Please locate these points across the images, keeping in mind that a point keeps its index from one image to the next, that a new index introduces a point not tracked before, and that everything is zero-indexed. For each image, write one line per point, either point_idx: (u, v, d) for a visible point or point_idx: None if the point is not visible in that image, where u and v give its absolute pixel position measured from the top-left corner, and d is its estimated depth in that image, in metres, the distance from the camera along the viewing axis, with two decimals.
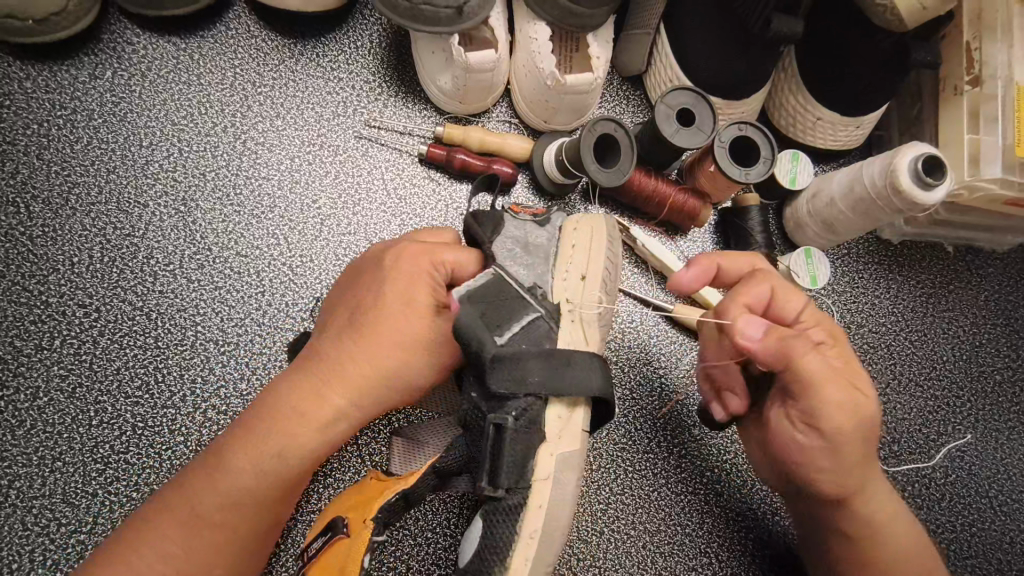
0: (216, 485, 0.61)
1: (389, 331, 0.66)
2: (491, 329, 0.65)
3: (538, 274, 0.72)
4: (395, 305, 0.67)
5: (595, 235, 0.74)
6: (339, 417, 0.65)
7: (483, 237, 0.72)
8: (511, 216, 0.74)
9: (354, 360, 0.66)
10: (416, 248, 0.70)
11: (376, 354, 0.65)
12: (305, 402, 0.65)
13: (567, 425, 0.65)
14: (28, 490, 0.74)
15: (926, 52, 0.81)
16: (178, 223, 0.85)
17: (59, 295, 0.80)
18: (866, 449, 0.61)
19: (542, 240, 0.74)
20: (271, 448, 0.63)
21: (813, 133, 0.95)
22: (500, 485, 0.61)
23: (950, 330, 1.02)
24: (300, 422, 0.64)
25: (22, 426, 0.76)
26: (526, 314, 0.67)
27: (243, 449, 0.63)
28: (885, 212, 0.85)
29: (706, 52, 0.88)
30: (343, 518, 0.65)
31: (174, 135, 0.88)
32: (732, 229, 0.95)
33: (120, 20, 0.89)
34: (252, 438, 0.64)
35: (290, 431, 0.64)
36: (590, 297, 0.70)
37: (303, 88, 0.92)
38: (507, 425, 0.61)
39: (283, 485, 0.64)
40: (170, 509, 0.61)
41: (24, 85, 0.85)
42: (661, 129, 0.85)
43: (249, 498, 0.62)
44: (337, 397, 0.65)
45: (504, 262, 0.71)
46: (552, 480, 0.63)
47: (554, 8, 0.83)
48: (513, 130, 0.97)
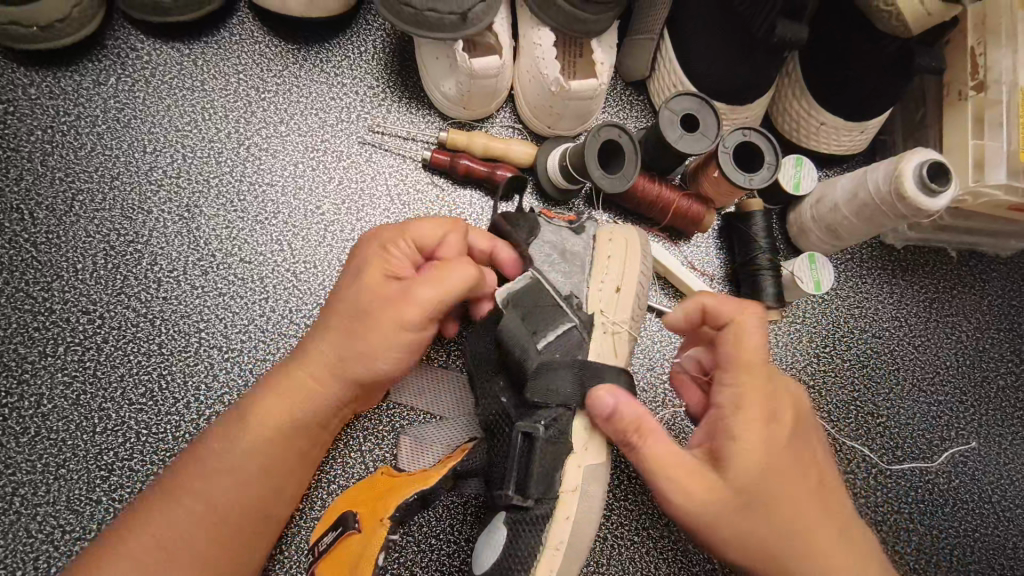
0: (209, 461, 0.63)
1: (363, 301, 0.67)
2: (528, 334, 0.68)
3: (574, 282, 0.75)
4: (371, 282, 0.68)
5: (628, 247, 0.77)
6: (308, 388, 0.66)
7: (520, 239, 0.74)
8: (547, 222, 0.77)
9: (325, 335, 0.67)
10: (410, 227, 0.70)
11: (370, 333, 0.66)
12: (277, 378, 0.67)
13: (592, 438, 0.66)
14: (33, 497, 0.74)
15: (930, 58, 0.81)
16: (182, 229, 0.85)
17: (64, 301, 0.80)
18: (763, 509, 0.58)
19: (579, 249, 0.77)
20: (242, 422, 0.65)
21: (817, 138, 0.95)
22: (530, 495, 0.62)
23: (954, 335, 1.02)
24: (271, 396, 0.66)
25: (27, 433, 0.76)
26: (561, 324, 0.70)
27: (223, 430, 0.65)
28: (890, 217, 0.84)
29: (711, 58, 0.88)
30: (355, 513, 0.66)
31: (178, 141, 0.88)
32: (737, 235, 0.95)
33: (124, 26, 0.89)
34: (229, 419, 0.66)
35: (261, 406, 0.65)
36: (622, 314, 0.73)
37: (306, 94, 0.92)
38: (538, 436, 0.63)
39: (253, 458, 0.64)
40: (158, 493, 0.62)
41: (29, 91, 0.85)
42: (665, 134, 0.85)
43: (222, 475, 0.63)
44: (304, 367, 0.66)
45: (541, 266, 0.74)
46: (580, 490, 0.64)
47: (559, 14, 0.83)
48: (518, 135, 0.97)
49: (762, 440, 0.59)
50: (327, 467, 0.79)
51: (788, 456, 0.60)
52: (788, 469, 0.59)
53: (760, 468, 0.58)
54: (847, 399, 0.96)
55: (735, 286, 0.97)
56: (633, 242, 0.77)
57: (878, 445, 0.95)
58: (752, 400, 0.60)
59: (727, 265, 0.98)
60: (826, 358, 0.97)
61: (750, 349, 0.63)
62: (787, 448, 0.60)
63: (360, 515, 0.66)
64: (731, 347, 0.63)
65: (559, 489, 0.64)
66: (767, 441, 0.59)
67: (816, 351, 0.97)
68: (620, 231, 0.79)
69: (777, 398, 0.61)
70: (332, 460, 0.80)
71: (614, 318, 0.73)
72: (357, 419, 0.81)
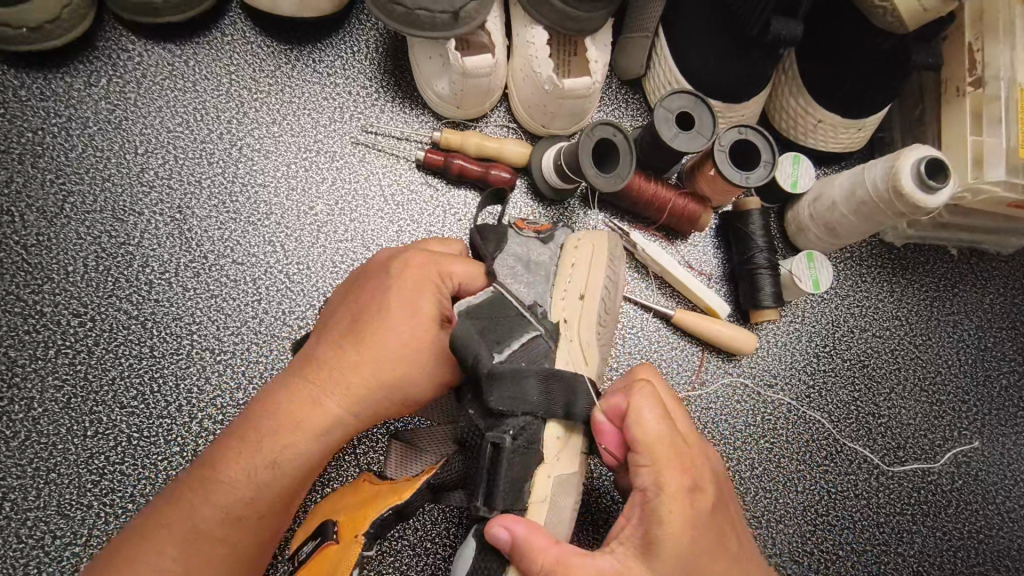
0: (206, 487, 0.61)
1: (406, 346, 0.66)
2: (491, 343, 0.67)
3: (539, 292, 0.74)
4: (406, 321, 0.66)
5: (596, 250, 0.77)
6: (346, 428, 0.65)
7: (488, 252, 0.74)
8: (516, 233, 0.77)
9: (364, 376, 0.65)
10: (417, 259, 0.70)
11: (369, 356, 0.65)
12: (302, 412, 0.64)
13: (563, 448, 0.67)
14: (23, 502, 0.73)
15: (927, 54, 0.80)
16: (174, 231, 0.84)
17: (54, 304, 0.80)
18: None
19: (544, 259, 0.77)
20: (273, 460, 0.62)
21: (814, 136, 0.94)
22: (496, 506, 0.61)
23: (955, 334, 1.01)
24: (298, 435, 0.63)
25: (16, 437, 0.75)
26: (525, 332, 0.69)
27: (242, 465, 0.62)
28: (888, 215, 0.84)
29: (705, 55, 0.87)
30: (335, 522, 0.66)
31: (170, 142, 0.87)
32: (734, 233, 0.94)
33: (115, 28, 0.89)
34: (240, 449, 0.63)
35: (294, 444, 0.63)
36: (586, 320, 0.73)
37: (299, 94, 0.92)
38: (505, 445, 0.61)
39: (276, 492, 0.63)
40: (179, 531, 0.60)
41: (19, 93, 0.84)
42: (660, 132, 0.84)
43: (253, 510, 0.62)
44: (341, 408, 0.65)
45: (505, 280, 0.73)
46: (548, 501, 0.64)
47: (551, 12, 0.82)
48: (512, 134, 0.96)
49: (683, 527, 0.55)
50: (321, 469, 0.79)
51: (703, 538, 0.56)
52: (705, 545, 0.56)
53: (687, 552, 0.55)
54: (847, 399, 0.95)
55: (732, 285, 0.96)
56: (600, 245, 0.78)
57: (879, 445, 0.94)
58: (673, 483, 0.56)
59: (724, 264, 0.97)
60: (825, 358, 0.96)
61: (667, 430, 0.58)
62: (705, 523, 0.57)
63: (339, 522, 0.66)
64: (645, 425, 0.58)
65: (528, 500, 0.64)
66: (691, 523, 0.55)
67: (815, 351, 0.96)
68: (591, 237, 0.79)
69: (695, 475, 0.58)
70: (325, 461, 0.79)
71: (578, 326, 0.72)
72: None
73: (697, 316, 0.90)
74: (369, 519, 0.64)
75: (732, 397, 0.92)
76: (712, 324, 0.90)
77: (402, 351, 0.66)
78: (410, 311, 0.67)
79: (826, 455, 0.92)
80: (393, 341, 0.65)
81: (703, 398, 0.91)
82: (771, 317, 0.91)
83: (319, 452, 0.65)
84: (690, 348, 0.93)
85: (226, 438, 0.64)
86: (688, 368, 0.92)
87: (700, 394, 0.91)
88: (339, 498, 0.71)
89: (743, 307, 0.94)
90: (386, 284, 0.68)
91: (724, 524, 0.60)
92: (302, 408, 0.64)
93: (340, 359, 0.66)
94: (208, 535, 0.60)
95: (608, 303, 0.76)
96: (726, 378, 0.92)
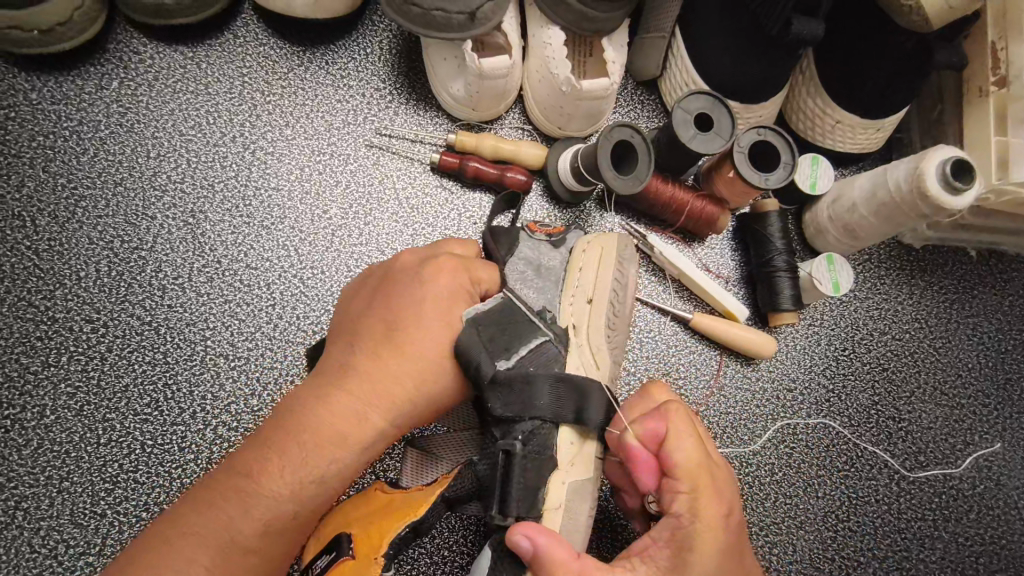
0: (242, 497, 0.58)
1: (442, 352, 0.65)
2: (499, 349, 0.65)
3: (548, 297, 0.75)
4: (440, 328, 0.65)
5: (604, 251, 0.76)
6: (381, 438, 0.63)
7: (499, 255, 0.75)
8: (528, 237, 0.77)
9: (403, 385, 0.63)
10: (447, 264, 0.69)
11: (408, 364, 0.63)
12: (340, 422, 0.61)
13: (578, 454, 0.66)
14: (36, 511, 0.72)
15: (950, 53, 0.79)
16: (187, 236, 0.83)
17: (66, 310, 0.79)
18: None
19: (554, 264, 0.77)
20: (312, 471, 0.59)
21: (833, 137, 0.93)
22: (510, 514, 0.61)
23: (975, 336, 0.99)
24: (336, 445, 0.60)
25: (29, 446, 0.74)
26: (534, 338, 0.68)
27: (279, 475, 0.58)
28: (911, 216, 0.82)
29: (724, 55, 0.86)
30: (348, 536, 0.64)
31: (182, 146, 0.86)
32: (751, 236, 0.93)
33: (126, 30, 0.88)
34: (277, 457, 0.59)
35: (333, 455, 0.60)
36: (594, 322, 0.72)
37: (312, 96, 0.91)
38: (516, 451, 0.62)
39: (312, 503, 0.60)
40: (211, 547, 0.56)
41: (29, 96, 0.83)
42: (679, 134, 0.83)
43: (287, 522, 0.59)
44: (380, 417, 0.62)
45: (513, 284, 0.74)
46: (563, 508, 0.63)
47: (568, 12, 0.81)
48: (527, 136, 0.95)
49: (712, 560, 0.54)
50: None
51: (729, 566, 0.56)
52: None
53: None
54: (867, 403, 0.94)
55: (750, 288, 0.95)
56: (609, 247, 0.76)
57: (899, 450, 0.93)
58: (707, 509, 0.56)
59: (741, 267, 0.96)
60: (844, 361, 0.95)
61: (700, 457, 0.59)
62: (732, 561, 0.56)
63: (354, 537, 0.64)
64: (681, 451, 0.59)
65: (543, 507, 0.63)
66: (719, 556, 0.55)
67: (833, 355, 0.95)
68: (599, 239, 0.78)
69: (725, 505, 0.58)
70: None
71: (586, 330, 0.72)
72: None
73: (715, 319, 0.89)
74: (388, 538, 0.63)
75: (751, 402, 0.90)
76: (729, 327, 0.88)
77: (437, 359, 0.64)
78: (446, 320, 0.66)
79: (846, 460, 0.91)
80: (429, 348, 0.64)
81: (721, 403, 0.90)
82: (790, 320, 0.90)
83: (356, 464, 0.62)
84: (708, 352, 0.92)
85: (257, 445, 0.60)
86: (706, 372, 0.91)
87: (718, 399, 0.90)
88: (351, 509, 0.69)
89: (760, 310, 0.93)
90: (418, 289, 0.67)
91: (744, 565, 0.59)
92: (340, 418, 0.61)
93: (376, 365, 0.63)
94: (242, 547, 0.57)
95: (620, 304, 0.74)
96: (745, 382, 0.91)
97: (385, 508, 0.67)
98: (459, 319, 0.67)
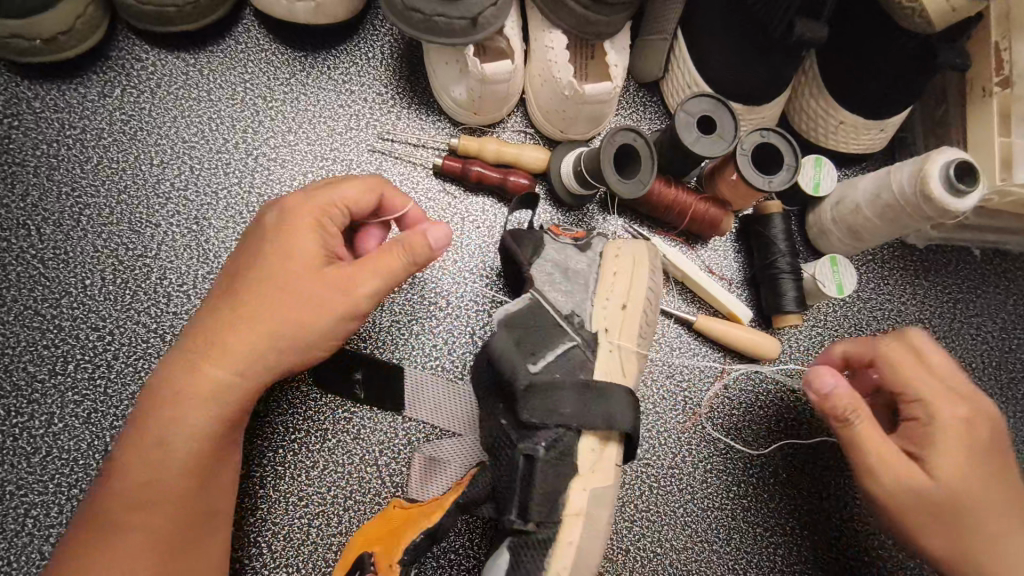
0: (119, 477, 0.60)
1: (284, 290, 0.61)
2: (526, 355, 0.67)
3: (577, 300, 0.73)
4: (283, 268, 0.62)
5: (636, 266, 0.76)
6: (238, 388, 0.62)
7: (522, 256, 0.74)
8: (552, 239, 0.77)
9: (253, 325, 0.61)
10: (285, 203, 0.65)
11: (255, 306, 0.61)
12: (198, 381, 0.61)
13: (600, 460, 0.67)
14: (45, 518, 0.73)
15: (955, 54, 0.79)
16: (191, 243, 0.84)
17: (72, 318, 0.79)
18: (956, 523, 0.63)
19: (581, 267, 0.76)
20: (164, 439, 0.60)
21: (836, 138, 0.93)
22: (531, 519, 0.63)
23: (979, 336, 1.00)
24: (187, 408, 0.61)
25: (37, 453, 0.75)
26: (563, 342, 0.70)
27: (138, 443, 0.61)
28: (914, 219, 0.82)
29: (727, 57, 0.86)
30: (370, 555, 0.65)
31: (185, 152, 0.86)
32: (755, 238, 0.93)
33: (128, 37, 0.88)
34: (140, 433, 0.61)
35: (184, 417, 0.61)
36: (626, 331, 0.73)
37: (315, 102, 0.91)
38: (538, 457, 0.63)
39: (185, 462, 0.61)
40: (96, 522, 0.60)
41: (33, 105, 0.84)
42: (682, 137, 0.83)
43: (154, 490, 0.60)
44: (228, 372, 0.61)
45: (543, 287, 0.73)
46: (586, 517, 0.65)
47: (570, 16, 0.81)
48: (529, 140, 0.95)
49: (960, 452, 0.63)
50: (344, 483, 0.78)
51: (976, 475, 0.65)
52: (978, 487, 0.63)
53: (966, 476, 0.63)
54: None
55: (754, 289, 0.95)
56: (640, 255, 0.77)
57: None
58: (947, 413, 0.65)
59: (744, 269, 0.96)
60: None
61: (952, 375, 0.67)
62: (978, 470, 0.63)
63: (375, 556, 0.65)
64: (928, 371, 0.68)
65: (562, 513, 0.64)
66: (965, 450, 0.64)
67: None
68: (628, 247, 0.78)
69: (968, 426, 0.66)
70: (347, 473, 0.78)
71: (619, 336, 0.72)
72: (371, 433, 0.80)
73: (721, 321, 0.89)
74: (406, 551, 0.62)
75: (756, 404, 0.91)
76: (733, 328, 0.88)
77: (283, 297, 0.61)
78: (289, 254, 0.62)
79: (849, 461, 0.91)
80: (271, 290, 0.61)
81: (726, 404, 0.90)
82: (794, 322, 0.90)
83: (213, 420, 0.61)
84: (713, 354, 0.92)
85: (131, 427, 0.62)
86: (711, 374, 0.91)
87: (723, 401, 0.90)
88: (371, 528, 0.69)
89: (764, 312, 0.93)
90: (260, 236, 0.65)
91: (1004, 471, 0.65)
92: (188, 382, 0.61)
93: (219, 317, 0.62)
94: (119, 523, 0.59)
95: (650, 308, 0.75)
96: (749, 384, 0.91)
97: (402, 524, 0.67)
98: (309, 250, 0.63)
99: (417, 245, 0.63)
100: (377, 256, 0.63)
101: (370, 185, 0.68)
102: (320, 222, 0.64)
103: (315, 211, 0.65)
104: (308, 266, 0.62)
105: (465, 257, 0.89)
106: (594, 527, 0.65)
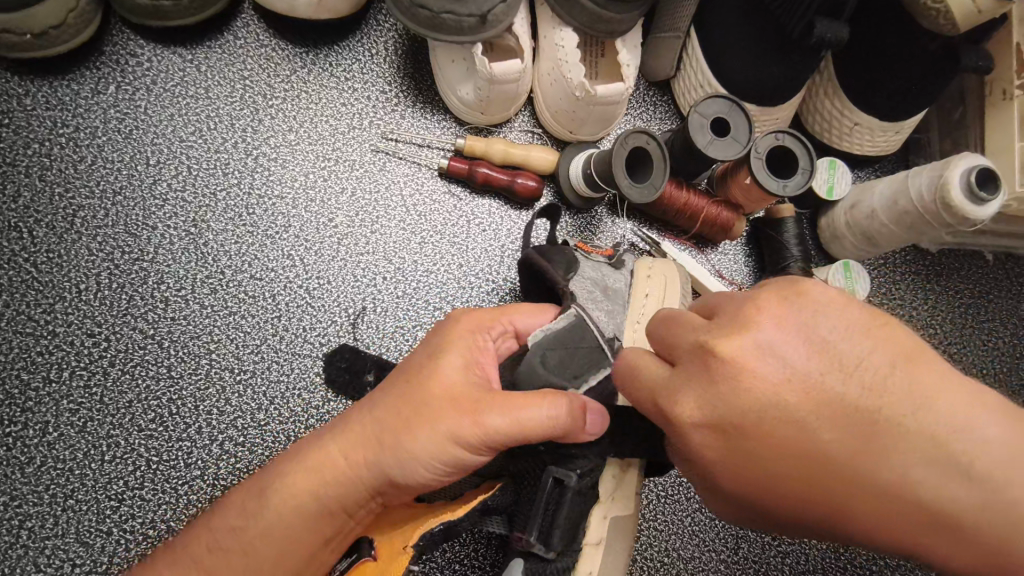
0: (212, 525, 0.58)
1: (414, 398, 0.57)
2: (567, 377, 0.65)
3: (616, 322, 0.73)
4: (422, 372, 0.58)
5: (667, 286, 0.75)
6: (342, 481, 0.57)
7: (556, 274, 0.71)
8: (585, 257, 0.76)
9: (373, 433, 0.57)
10: (461, 313, 0.64)
11: (382, 407, 0.58)
12: (309, 462, 0.58)
13: (619, 485, 0.68)
14: (41, 530, 0.71)
15: (977, 57, 0.77)
16: (189, 246, 0.81)
17: (66, 324, 0.77)
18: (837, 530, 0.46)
19: (619, 286, 0.75)
20: (262, 492, 0.58)
21: (851, 139, 0.91)
22: (553, 546, 0.61)
23: (991, 342, 0.98)
24: (292, 472, 0.58)
25: (32, 463, 0.72)
26: (601, 369, 0.66)
27: (240, 499, 0.59)
28: (932, 226, 0.81)
29: (742, 58, 0.83)
30: (371, 538, 0.63)
31: (182, 152, 0.83)
32: (766, 242, 0.92)
33: (123, 31, 0.85)
34: (248, 487, 0.60)
35: (286, 479, 0.58)
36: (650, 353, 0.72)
37: (316, 100, 0.88)
38: (569, 485, 0.62)
39: (268, 537, 0.56)
40: (177, 548, 0.59)
41: (24, 102, 0.81)
42: (695, 139, 0.80)
43: (234, 557, 0.56)
44: (339, 458, 0.58)
45: (584, 302, 0.72)
46: (602, 544, 0.65)
47: (582, 14, 0.78)
48: (537, 140, 0.92)
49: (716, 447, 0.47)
50: None
51: (816, 454, 0.44)
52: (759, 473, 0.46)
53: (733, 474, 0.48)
54: None
55: None
56: (673, 277, 0.76)
57: None
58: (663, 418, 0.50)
59: (755, 272, 0.95)
60: None
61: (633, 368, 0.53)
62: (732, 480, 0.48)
63: (377, 542, 0.62)
64: (645, 403, 0.52)
65: (583, 541, 0.64)
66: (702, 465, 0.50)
67: None
68: (661, 266, 0.77)
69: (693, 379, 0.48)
70: None
71: None
72: None
73: None
74: (411, 533, 0.59)
75: None
76: None
77: (410, 399, 0.57)
78: (431, 359, 0.59)
79: None
80: (400, 394, 0.58)
81: None
82: None
83: (310, 497, 0.57)
84: None
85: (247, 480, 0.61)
86: None
87: None
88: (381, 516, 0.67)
89: None
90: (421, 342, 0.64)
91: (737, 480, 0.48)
92: (307, 445, 0.60)
93: (356, 413, 0.59)
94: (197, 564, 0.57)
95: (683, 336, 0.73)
96: None
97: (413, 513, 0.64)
98: (452, 364, 0.58)
99: (573, 418, 0.56)
100: (523, 396, 0.56)
101: (544, 313, 0.68)
102: (479, 333, 0.62)
103: (485, 320, 0.63)
104: (449, 375, 0.58)
105: (471, 260, 0.87)
106: (607, 554, 0.65)
